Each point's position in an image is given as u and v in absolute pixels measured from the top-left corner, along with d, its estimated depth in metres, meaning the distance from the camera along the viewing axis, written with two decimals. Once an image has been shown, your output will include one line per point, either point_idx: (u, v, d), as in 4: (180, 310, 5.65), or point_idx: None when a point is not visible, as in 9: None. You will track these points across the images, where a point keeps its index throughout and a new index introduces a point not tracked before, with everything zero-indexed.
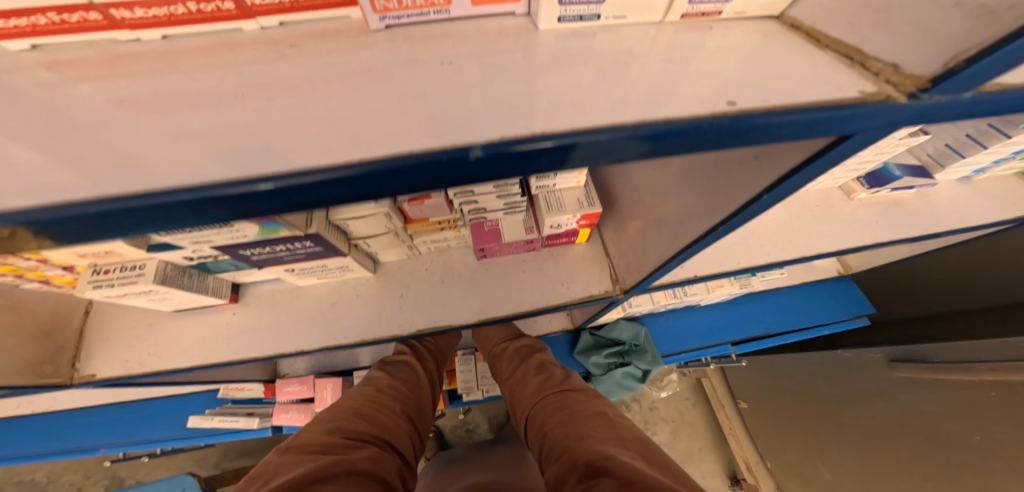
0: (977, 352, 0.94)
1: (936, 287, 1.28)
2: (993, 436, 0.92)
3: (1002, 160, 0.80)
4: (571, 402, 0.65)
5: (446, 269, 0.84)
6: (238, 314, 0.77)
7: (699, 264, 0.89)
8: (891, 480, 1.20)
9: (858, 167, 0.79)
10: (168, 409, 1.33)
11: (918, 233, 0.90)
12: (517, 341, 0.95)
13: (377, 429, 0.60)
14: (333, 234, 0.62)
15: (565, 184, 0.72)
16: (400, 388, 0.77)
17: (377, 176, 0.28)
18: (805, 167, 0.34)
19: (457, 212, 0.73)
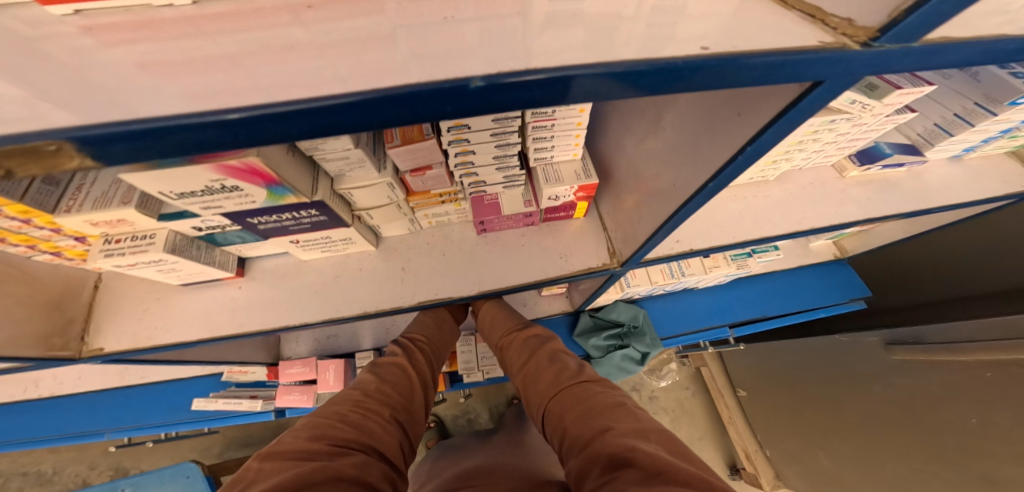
0: (974, 333, 0.95)
1: (941, 268, 1.27)
2: (991, 419, 0.90)
3: (992, 137, 0.86)
4: (589, 393, 0.63)
5: (446, 243, 0.87)
6: (244, 288, 0.80)
7: (694, 239, 0.89)
8: (887, 467, 1.18)
9: (849, 144, 0.83)
10: (171, 394, 1.41)
11: (910, 209, 0.93)
12: (528, 332, 0.91)
13: (365, 436, 0.58)
14: (337, 204, 0.64)
15: (562, 156, 0.75)
16: (390, 392, 0.73)
17: (368, 107, 0.27)
18: (779, 121, 0.35)
19: (458, 185, 0.76)
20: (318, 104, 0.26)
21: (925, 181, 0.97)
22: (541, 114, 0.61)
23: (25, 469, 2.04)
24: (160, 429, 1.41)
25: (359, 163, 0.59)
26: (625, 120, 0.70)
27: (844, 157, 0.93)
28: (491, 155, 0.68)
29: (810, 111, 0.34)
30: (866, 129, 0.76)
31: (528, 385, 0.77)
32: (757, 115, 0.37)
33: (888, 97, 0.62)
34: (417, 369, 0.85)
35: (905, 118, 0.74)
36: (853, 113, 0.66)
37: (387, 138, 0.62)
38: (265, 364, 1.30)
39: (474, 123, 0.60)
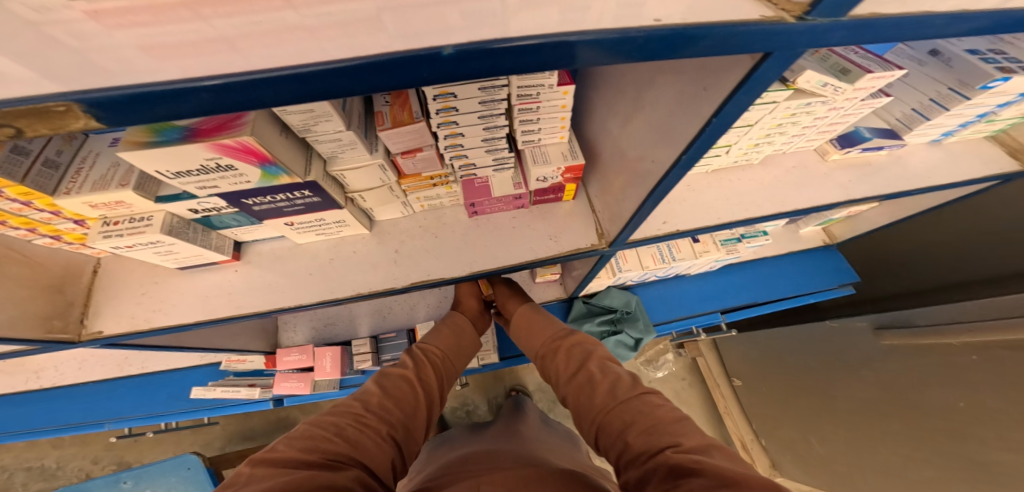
0: (956, 315, 0.93)
1: (928, 248, 1.30)
2: (982, 405, 0.89)
3: (969, 122, 0.89)
4: (651, 408, 0.61)
5: (439, 225, 0.89)
6: (241, 272, 0.82)
7: (681, 220, 0.91)
8: (882, 453, 1.18)
9: (829, 129, 0.87)
10: (170, 384, 1.43)
11: (889, 191, 0.95)
12: (570, 340, 0.88)
13: (360, 451, 0.59)
14: (331, 186, 0.66)
15: (549, 139, 0.78)
16: (392, 407, 0.72)
17: (359, 74, 0.30)
18: (738, 92, 0.37)
19: (449, 168, 0.78)
20: (304, 68, 0.28)
21: (906, 164, 0.99)
22: (527, 96, 0.64)
23: (30, 464, 2.07)
24: (161, 419, 1.43)
25: (351, 145, 0.61)
26: (609, 101, 0.72)
27: (826, 141, 0.95)
28: (481, 138, 0.70)
29: (765, 83, 0.37)
30: (843, 114, 0.79)
31: (580, 395, 0.74)
32: (719, 89, 0.40)
33: (859, 81, 0.66)
34: (425, 383, 0.83)
35: (881, 101, 0.77)
36: (826, 96, 0.70)
37: (378, 121, 0.64)
38: (263, 353, 1.32)
39: (462, 105, 0.62)
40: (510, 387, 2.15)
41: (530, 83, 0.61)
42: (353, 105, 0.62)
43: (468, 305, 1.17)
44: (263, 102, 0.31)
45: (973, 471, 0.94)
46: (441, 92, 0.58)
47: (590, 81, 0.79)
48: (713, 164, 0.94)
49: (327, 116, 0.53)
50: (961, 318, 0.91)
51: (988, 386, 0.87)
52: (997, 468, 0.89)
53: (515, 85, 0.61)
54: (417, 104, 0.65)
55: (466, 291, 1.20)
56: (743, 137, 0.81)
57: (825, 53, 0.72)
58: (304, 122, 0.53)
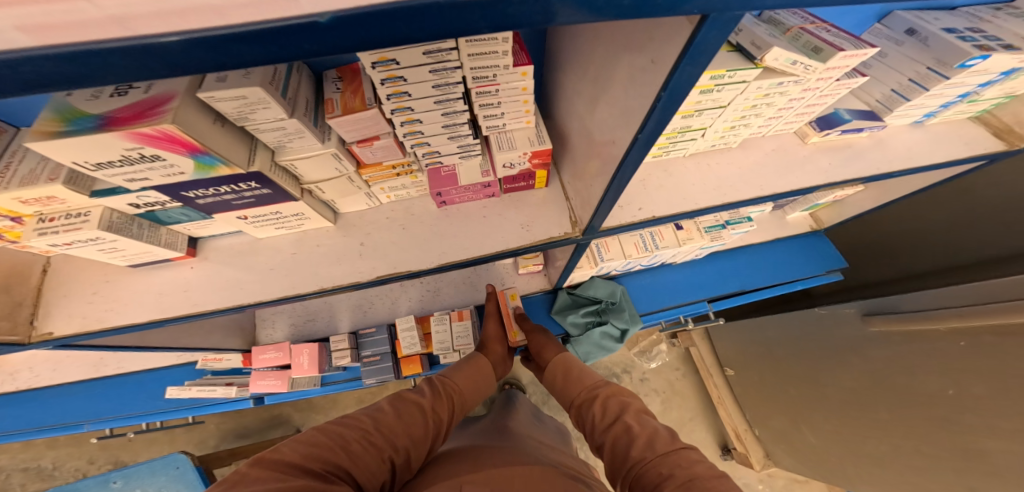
0: (942, 300, 0.90)
1: (917, 230, 1.28)
2: (970, 393, 0.86)
3: (950, 103, 0.87)
4: (690, 463, 0.57)
5: (407, 216, 0.86)
6: (196, 269, 0.79)
7: (657, 206, 0.88)
8: (872, 441, 1.15)
9: (806, 111, 0.86)
10: (149, 383, 1.41)
11: (871, 174, 0.93)
12: (606, 389, 0.83)
13: (358, 468, 0.56)
14: (284, 178, 0.64)
15: (514, 124, 0.75)
16: (399, 428, 0.68)
17: (227, 48, 0.25)
18: (682, 61, 0.38)
19: (411, 156, 0.74)
20: (147, 39, 0.23)
21: (888, 146, 0.96)
22: (483, 79, 0.61)
23: (26, 464, 2.04)
24: (142, 419, 1.41)
25: (299, 134, 0.58)
26: (574, 82, 0.72)
27: (805, 123, 0.93)
28: (441, 124, 0.67)
29: (708, 51, 0.37)
30: (819, 95, 0.77)
31: (616, 446, 0.68)
32: (664, 64, 0.41)
33: (831, 59, 0.64)
34: (436, 413, 0.78)
35: (857, 81, 0.74)
36: (797, 76, 0.68)
37: (327, 108, 0.60)
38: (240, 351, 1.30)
39: (414, 90, 0.58)
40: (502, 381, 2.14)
41: (483, 64, 0.58)
42: (299, 91, 0.59)
43: (493, 350, 1.17)
44: (113, 78, 0.25)
45: (959, 460, 0.91)
46: (388, 75, 0.54)
47: (559, 64, 0.78)
48: (690, 148, 0.91)
49: (264, 103, 0.49)
50: (947, 303, 0.90)
51: (978, 376, 0.83)
52: (983, 457, 0.86)
53: (469, 67, 0.58)
54: (369, 89, 0.62)
55: (493, 336, 1.23)
56: (717, 119, 0.79)
57: (796, 31, 0.70)
58: (238, 110, 0.49)
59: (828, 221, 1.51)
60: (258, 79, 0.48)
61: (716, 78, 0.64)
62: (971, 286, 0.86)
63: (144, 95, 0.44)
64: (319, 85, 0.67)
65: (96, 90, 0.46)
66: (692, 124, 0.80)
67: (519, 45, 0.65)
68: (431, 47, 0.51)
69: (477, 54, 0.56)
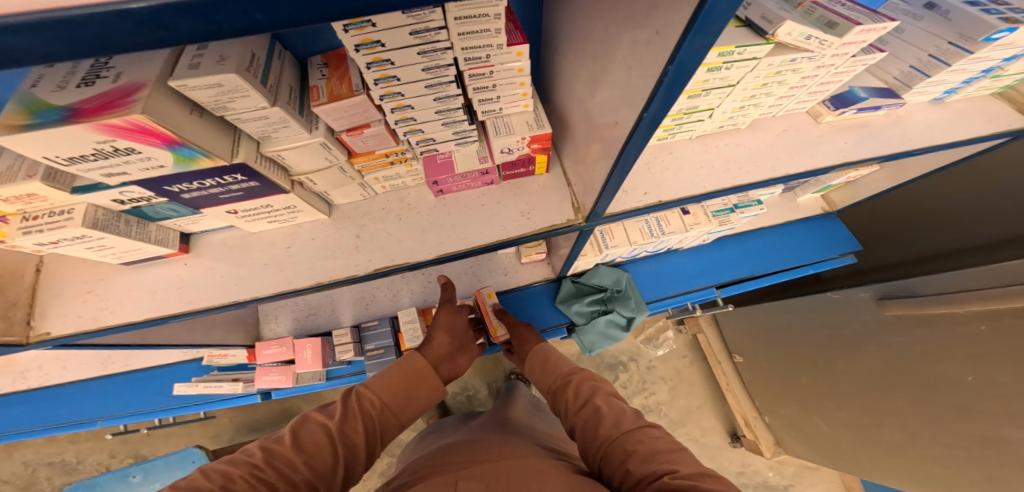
0: (964, 282, 0.86)
1: (934, 212, 1.23)
2: (990, 378, 0.83)
3: (973, 79, 0.81)
4: (651, 439, 0.58)
5: (404, 207, 0.84)
6: (189, 265, 0.79)
7: (663, 191, 0.84)
8: (887, 429, 1.12)
9: (819, 90, 0.80)
10: (157, 380, 1.43)
11: (890, 152, 0.88)
12: (580, 374, 0.81)
13: None
14: (272, 170, 0.61)
15: (511, 108, 0.72)
16: (292, 460, 0.54)
17: (168, 21, 0.22)
18: (690, 32, 0.34)
19: (405, 144, 0.71)
20: (69, 11, 0.20)
21: (907, 124, 0.91)
22: (475, 60, 0.57)
23: (51, 459, 2.10)
24: (152, 414, 1.44)
25: (283, 123, 0.54)
26: (573, 63, 0.68)
27: (818, 102, 0.88)
28: (434, 110, 0.64)
29: (719, 20, 0.33)
30: (833, 72, 0.72)
31: (587, 428, 0.66)
32: (670, 37, 0.38)
33: (848, 34, 0.59)
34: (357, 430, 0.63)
35: (875, 57, 0.69)
36: (811, 51, 0.63)
37: (313, 95, 0.57)
38: (244, 346, 1.29)
39: (403, 74, 0.54)
40: (509, 370, 2.02)
41: (474, 45, 0.54)
42: (281, 78, 0.55)
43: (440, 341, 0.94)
44: (32, 56, 0.22)
45: (977, 449, 0.89)
46: (373, 59, 0.50)
47: (557, 41, 0.73)
48: (697, 129, 0.87)
49: (243, 92, 0.46)
50: (967, 286, 0.85)
51: (1003, 363, 0.79)
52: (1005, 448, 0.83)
53: (459, 48, 0.54)
54: (356, 74, 0.58)
55: (442, 324, 1.01)
56: (725, 99, 0.75)
57: (809, 5, 0.65)
58: (215, 99, 0.46)
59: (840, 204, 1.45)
60: (234, 64, 0.44)
61: (724, 55, 0.60)
62: (993, 268, 0.82)
63: (112, 85, 0.42)
64: (304, 73, 0.64)
65: (63, 79, 0.43)
66: (699, 105, 0.75)
67: (514, 23, 0.61)
68: (417, 27, 0.47)
69: (467, 34, 0.52)
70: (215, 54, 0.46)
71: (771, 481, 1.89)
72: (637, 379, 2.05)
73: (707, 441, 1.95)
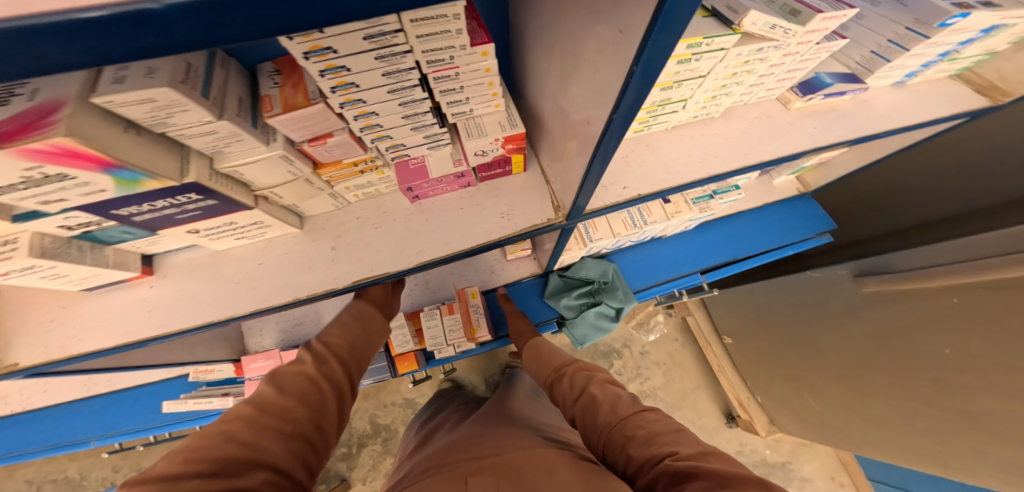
0: (936, 256, 0.87)
1: (902, 189, 1.25)
2: (966, 351, 0.85)
3: (932, 62, 0.83)
4: (649, 422, 0.57)
5: (380, 215, 0.81)
6: (156, 287, 0.75)
7: (642, 184, 0.83)
8: (875, 404, 1.14)
9: (787, 77, 0.80)
10: (145, 397, 1.40)
11: (859, 136, 0.87)
12: (575, 365, 0.79)
13: (255, 456, 0.40)
14: (230, 187, 0.58)
15: (483, 109, 0.70)
16: (291, 400, 0.49)
17: (50, 45, 0.19)
18: (653, 29, 0.32)
19: (374, 151, 0.69)
20: None
21: (871, 108, 0.91)
22: (439, 63, 0.55)
23: (54, 476, 2.04)
24: (143, 432, 1.41)
25: (235, 137, 0.50)
26: (543, 61, 0.66)
27: (787, 88, 0.87)
28: (400, 116, 0.61)
29: (682, 17, 0.32)
30: (800, 60, 0.72)
31: (585, 417, 0.64)
32: (634, 36, 0.36)
33: (811, 22, 0.60)
34: (338, 376, 0.59)
35: (838, 44, 0.69)
36: (776, 41, 0.63)
37: (265, 105, 0.54)
38: (231, 360, 1.27)
39: (362, 80, 0.51)
40: (504, 364, 2.03)
41: (436, 47, 0.51)
42: (226, 89, 0.51)
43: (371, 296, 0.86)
44: None
45: (962, 422, 0.91)
46: (327, 66, 0.47)
47: (526, 36, 0.71)
48: (671, 120, 0.86)
49: (182, 106, 0.42)
50: (939, 260, 0.87)
51: (980, 334, 0.81)
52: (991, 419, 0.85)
53: (420, 51, 0.51)
54: (312, 82, 0.55)
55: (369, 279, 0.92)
56: (698, 89, 0.74)
57: None
58: (151, 115, 0.42)
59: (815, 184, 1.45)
60: (166, 78, 0.40)
61: (692, 46, 0.59)
62: (963, 241, 0.83)
63: (28, 104, 0.37)
64: (255, 81, 0.60)
65: None
66: (672, 97, 0.74)
67: (477, 21, 0.59)
68: (371, 31, 0.44)
69: (427, 35, 0.49)
70: (143, 66, 0.41)
71: (769, 459, 1.92)
72: (631, 365, 2.08)
73: (704, 422, 1.98)
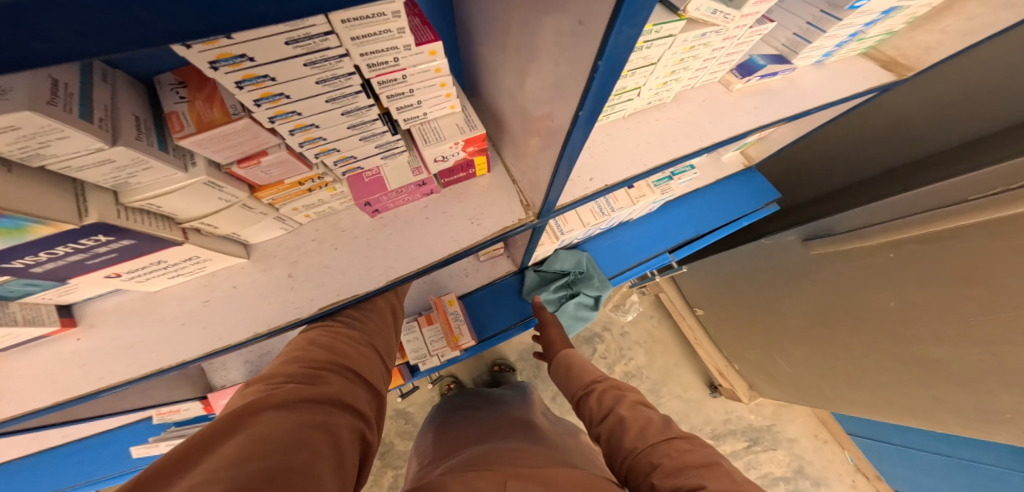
0: (869, 216, 0.94)
1: (834, 154, 1.32)
2: (907, 302, 0.92)
3: (844, 42, 0.86)
4: (680, 452, 0.54)
5: (337, 233, 0.75)
6: (84, 339, 0.66)
7: (608, 174, 0.82)
8: (840, 360, 1.22)
9: (727, 60, 0.81)
10: (105, 446, 1.28)
11: (793, 113, 0.90)
12: (605, 382, 0.77)
13: (338, 355, 0.62)
14: (150, 223, 0.50)
15: (437, 111, 0.65)
16: (359, 317, 0.73)
17: None
18: (617, 21, 0.30)
19: (320, 167, 0.62)
20: None
21: (800, 86, 0.94)
22: (383, 65, 0.49)
23: None
24: (113, 480, 1.30)
25: (141, 165, 0.43)
26: (495, 56, 0.62)
27: (727, 71, 0.89)
28: (345, 126, 0.55)
29: (645, 7, 0.30)
30: (737, 43, 0.74)
31: (611, 438, 0.63)
32: (595, 27, 0.34)
33: (746, 5, 0.59)
34: (377, 321, 0.76)
35: (768, 27, 0.72)
36: (717, 26, 0.63)
37: (173, 123, 0.45)
38: (198, 399, 1.15)
39: (293, 90, 0.45)
40: (491, 363, 2.01)
41: (377, 48, 0.46)
42: (115, 108, 0.43)
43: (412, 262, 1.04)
44: None
45: (921, 371, 0.98)
46: (244, 76, 0.41)
47: (473, 27, 0.67)
48: (628, 108, 0.85)
49: (57, 132, 0.34)
50: (873, 219, 0.93)
51: (914, 283, 0.88)
52: (942, 364, 0.92)
53: (357, 54, 0.46)
54: (229, 95, 0.47)
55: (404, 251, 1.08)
56: (650, 77, 0.73)
57: None
58: (19, 145, 0.34)
59: (757, 157, 1.49)
60: (25, 99, 0.32)
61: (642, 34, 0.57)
62: (888, 201, 0.89)
63: None
64: (157, 98, 0.52)
65: None
66: (625, 87, 0.73)
67: (420, 18, 0.54)
68: (294, 35, 0.39)
69: (363, 37, 0.44)
70: None
71: (755, 424, 2.02)
72: (614, 348, 2.14)
73: (690, 395, 2.07)
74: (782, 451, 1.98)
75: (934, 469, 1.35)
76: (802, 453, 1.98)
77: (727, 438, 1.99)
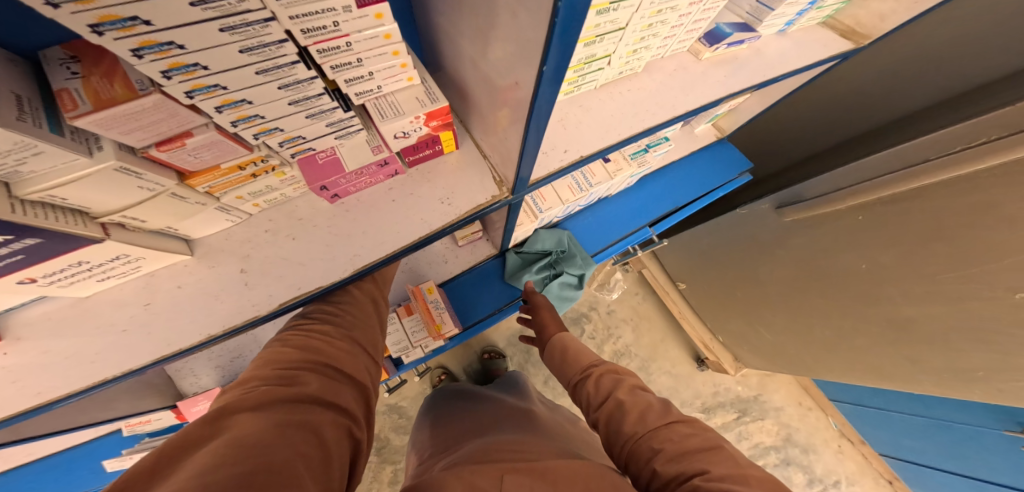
0: (836, 182, 0.95)
1: (806, 124, 1.32)
2: (877, 263, 0.95)
3: (805, 9, 0.84)
4: (682, 437, 0.53)
5: (295, 223, 0.70)
6: (13, 354, 0.59)
7: (583, 145, 0.78)
8: (819, 327, 1.26)
9: (694, 28, 0.78)
10: (73, 463, 1.20)
11: (761, 80, 0.88)
12: (603, 366, 0.75)
13: (314, 353, 0.58)
14: (56, 218, 0.44)
15: (393, 84, 0.60)
16: (334, 312, 0.69)
17: None
18: None
19: (263, 149, 0.56)
20: None
21: (767, 55, 0.92)
22: (320, 31, 0.43)
23: None
24: None
25: (31, 150, 0.36)
26: (451, 19, 0.57)
27: (695, 40, 0.86)
28: (286, 101, 0.49)
29: None
30: (704, 8, 0.70)
31: (611, 423, 0.62)
32: None
33: None
34: (357, 315, 0.72)
35: None
36: None
37: (65, 102, 0.38)
38: (168, 407, 1.08)
39: (210, 61, 0.39)
40: (480, 350, 2.01)
41: (311, 11, 0.40)
42: None
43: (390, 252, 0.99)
44: None
45: (896, 332, 1.02)
46: (142, 43, 0.34)
47: None
48: (599, 79, 0.81)
49: None
50: (842, 184, 0.94)
51: (884, 246, 0.90)
52: (915, 324, 0.96)
53: (286, 17, 0.39)
54: (134, 68, 0.41)
55: None
56: (620, 43, 0.68)
57: None
58: None
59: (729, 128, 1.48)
60: None
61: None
62: (853, 166, 0.90)
63: None
64: (46, 76, 0.44)
65: None
66: (593, 54, 0.69)
67: None
68: None
69: None
70: None
71: (741, 394, 2.12)
72: (601, 326, 2.17)
73: (679, 370, 2.14)
74: (771, 421, 2.08)
75: (912, 429, 1.46)
76: (788, 421, 2.09)
77: (718, 410, 2.07)
